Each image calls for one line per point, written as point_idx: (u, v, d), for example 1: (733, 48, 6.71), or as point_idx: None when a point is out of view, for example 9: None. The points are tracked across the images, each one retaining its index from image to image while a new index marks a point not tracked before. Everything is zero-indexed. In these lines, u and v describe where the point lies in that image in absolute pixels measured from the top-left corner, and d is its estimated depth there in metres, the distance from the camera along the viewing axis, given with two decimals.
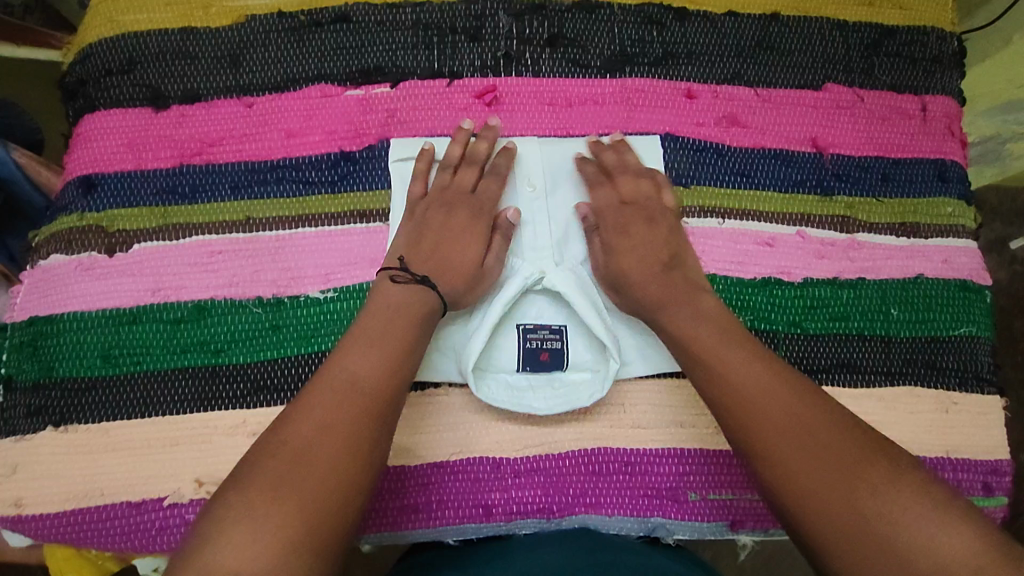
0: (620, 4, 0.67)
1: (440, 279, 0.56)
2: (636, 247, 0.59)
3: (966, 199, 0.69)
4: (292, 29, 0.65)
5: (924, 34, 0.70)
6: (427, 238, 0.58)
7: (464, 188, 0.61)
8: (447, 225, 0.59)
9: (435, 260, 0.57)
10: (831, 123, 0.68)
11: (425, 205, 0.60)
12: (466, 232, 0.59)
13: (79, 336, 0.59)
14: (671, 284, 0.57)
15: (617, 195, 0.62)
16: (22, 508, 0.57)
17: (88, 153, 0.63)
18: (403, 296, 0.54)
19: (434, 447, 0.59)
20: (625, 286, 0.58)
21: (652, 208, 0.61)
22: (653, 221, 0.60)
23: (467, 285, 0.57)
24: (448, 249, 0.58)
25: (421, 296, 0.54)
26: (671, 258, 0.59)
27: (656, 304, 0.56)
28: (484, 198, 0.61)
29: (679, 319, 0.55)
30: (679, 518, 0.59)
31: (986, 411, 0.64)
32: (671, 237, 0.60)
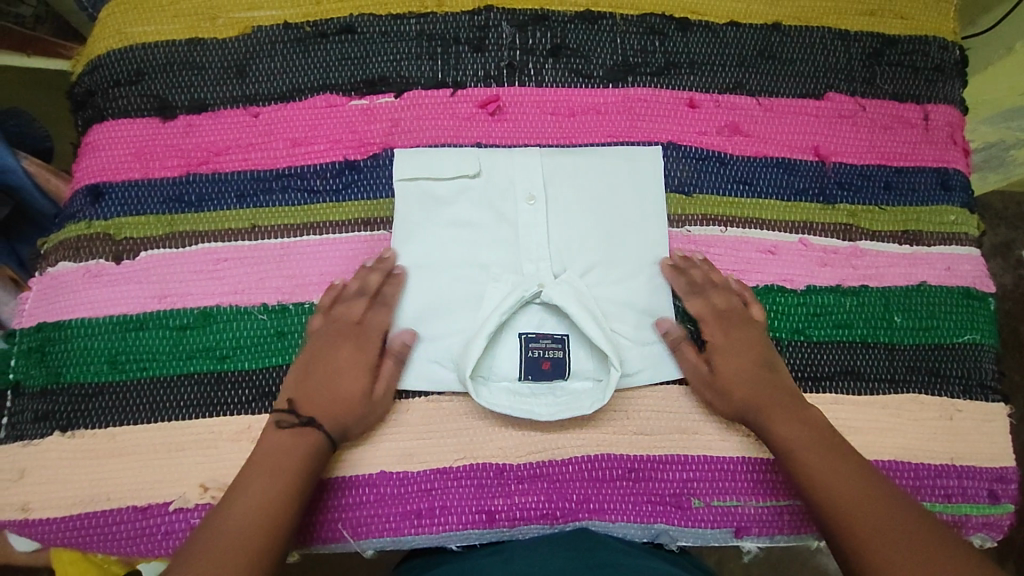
0: (623, 15, 0.68)
1: (331, 421, 0.55)
2: (732, 365, 0.59)
3: (969, 207, 0.69)
4: (297, 40, 0.66)
5: (925, 43, 0.70)
6: (314, 386, 0.56)
7: (353, 319, 0.59)
8: (340, 363, 0.57)
9: (324, 401, 0.56)
10: (833, 132, 0.68)
11: (319, 339, 0.58)
12: (353, 364, 0.57)
13: (86, 341, 0.60)
14: (766, 391, 0.58)
15: (713, 306, 0.61)
16: (29, 513, 0.57)
17: (96, 162, 0.64)
18: (289, 442, 0.53)
19: (437, 453, 0.59)
20: (721, 393, 0.59)
21: (736, 317, 0.61)
22: (738, 326, 0.60)
23: (356, 418, 0.56)
24: (334, 383, 0.56)
25: (308, 438, 0.54)
26: (768, 364, 0.59)
27: (747, 412, 0.58)
28: (373, 326, 0.59)
29: (777, 422, 0.56)
30: (683, 524, 0.59)
31: (991, 418, 0.64)
32: (756, 343, 0.60)
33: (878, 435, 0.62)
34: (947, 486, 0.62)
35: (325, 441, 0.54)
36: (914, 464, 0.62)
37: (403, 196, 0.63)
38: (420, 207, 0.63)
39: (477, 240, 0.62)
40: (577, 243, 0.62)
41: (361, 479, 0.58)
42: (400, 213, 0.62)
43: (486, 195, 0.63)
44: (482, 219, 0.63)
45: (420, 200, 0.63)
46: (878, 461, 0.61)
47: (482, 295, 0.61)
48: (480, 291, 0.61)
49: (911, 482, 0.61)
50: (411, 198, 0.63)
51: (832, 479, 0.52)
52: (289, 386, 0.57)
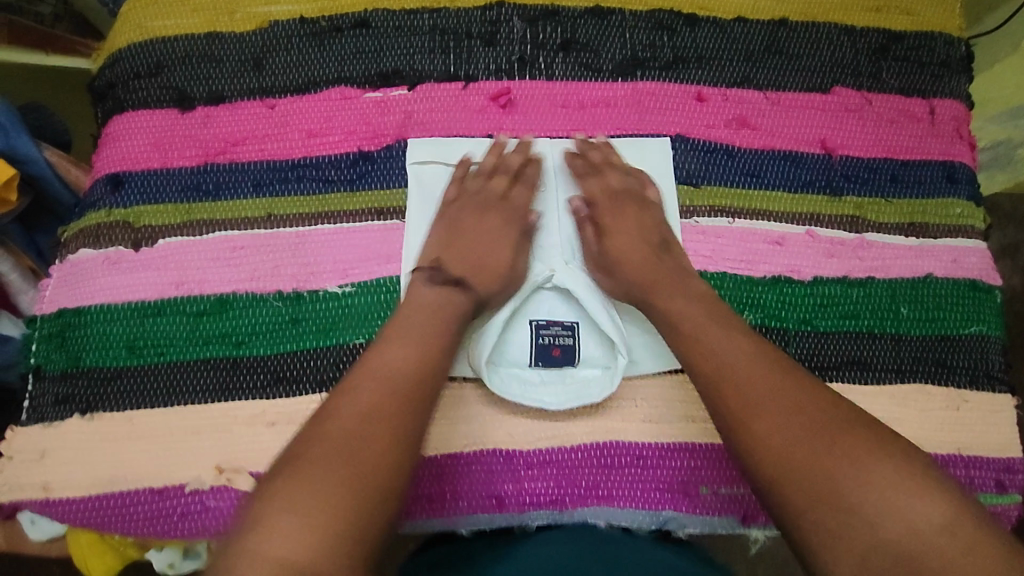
0: (632, 10, 0.69)
1: (475, 282, 0.59)
2: (620, 244, 0.62)
3: (975, 200, 0.69)
4: (312, 34, 0.67)
5: (931, 38, 0.71)
6: (461, 245, 0.62)
7: (500, 194, 0.64)
8: (479, 229, 0.62)
9: (478, 266, 0.60)
10: (839, 126, 0.69)
11: (459, 207, 0.64)
12: (503, 235, 0.62)
13: (106, 326, 0.61)
14: (649, 267, 0.60)
15: (607, 183, 0.64)
16: (49, 493, 0.59)
17: (117, 152, 0.65)
18: (434, 298, 0.57)
19: (448, 438, 0.60)
20: (614, 270, 0.61)
21: (633, 195, 0.64)
22: (633, 209, 0.64)
23: (510, 282, 0.61)
24: (486, 255, 0.61)
25: (455, 297, 0.57)
26: (662, 246, 0.62)
27: (640, 286, 0.59)
28: (518, 201, 0.64)
29: (666, 296, 0.58)
30: (690, 511, 0.60)
31: (998, 409, 0.64)
32: (648, 224, 0.63)
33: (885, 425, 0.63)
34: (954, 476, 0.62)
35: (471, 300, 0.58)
36: None
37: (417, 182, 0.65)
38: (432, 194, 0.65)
39: None
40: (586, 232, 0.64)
41: None
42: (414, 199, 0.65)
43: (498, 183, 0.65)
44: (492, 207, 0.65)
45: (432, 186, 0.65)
46: None
47: None
48: None
49: None
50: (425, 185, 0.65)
51: (817, 435, 0.47)
52: (432, 247, 0.61)
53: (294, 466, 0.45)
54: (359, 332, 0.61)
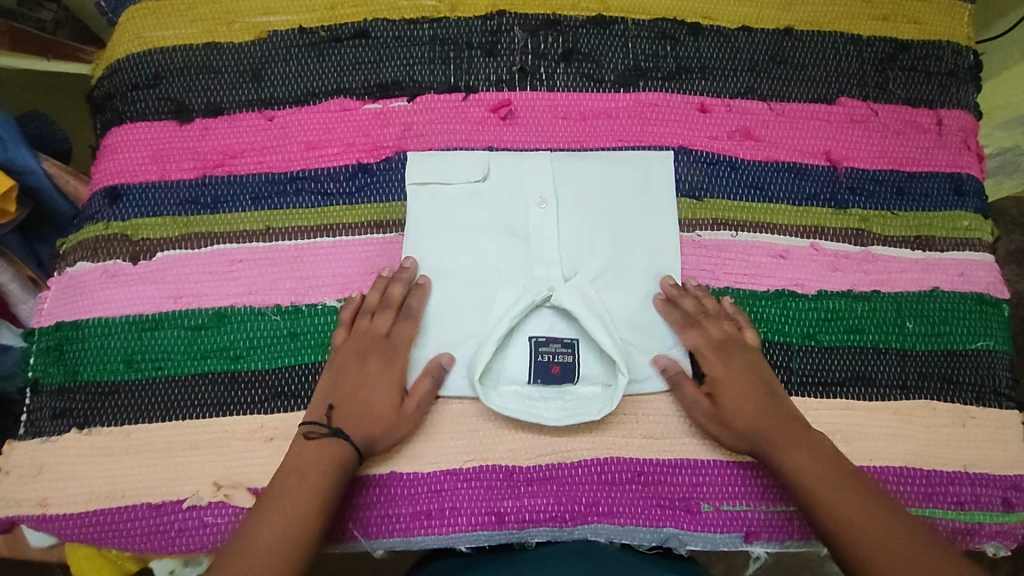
0: (634, 20, 0.68)
1: (355, 433, 0.55)
2: (733, 395, 0.58)
3: (982, 212, 0.68)
4: (312, 45, 0.67)
5: (938, 48, 0.70)
6: (343, 397, 0.57)
7: (382, 332, 0.59)
8: (362, 375, 0.58)
9: (356, 416, 0.56)
10: (845, 137, 0.68)
11: (345, 353, 0.59)
12: (382, 382, 0.58)
13: (104, 340, 0.61)
14: (774, 423, 0.56)
15: (711, 334, 0.60)
16: (46, 508, 0.58)
17: (115, 164, 0.65)
18: (320, 453, 0.54)
19: (447, 454, 0.59)
20: (729, 425, 0.58)
21: (737, 342, 0.60)
22: (738, 355, 0.60)
23: (381, 429, 0.56)
24: (367, 406, 0.57)
25: (338, 447, 0.54)
26: (772, 392, 0.58)
27: (758, 443, 0.56)
28: (398, 339, 0.60)
29: (785, 452, 0.55)
30: (692, 529, 0.59)
31: (1004, 426, 0.63)
32: (755, 369, 0.59)
33: (890, 442, 0.62)
34: (960, 494, 0.61)
35: (352, 450, 0.54)
36: (926, 471, 0.61)
37: (415, 201, 0.64)
38: (432, 210, 0.64)
39: (488, 244, 0.63)
40: (588, 249, 0.63)
41: (371, 480, 0.59)
42: (413, 216, 0.63)
43: (500, 201, 0.64)
44: (493, 224, 0.64)
45: (432, 205, 0.64)
46: (889, 468, 0.61)
47: (493, 300, 0.62)
48: (492, 295, 0.62)
49: (923, 489, 0.61)
50: (425, 203, 0.64)
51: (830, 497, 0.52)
52: (318, 400, 0.58)
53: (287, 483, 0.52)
54: None
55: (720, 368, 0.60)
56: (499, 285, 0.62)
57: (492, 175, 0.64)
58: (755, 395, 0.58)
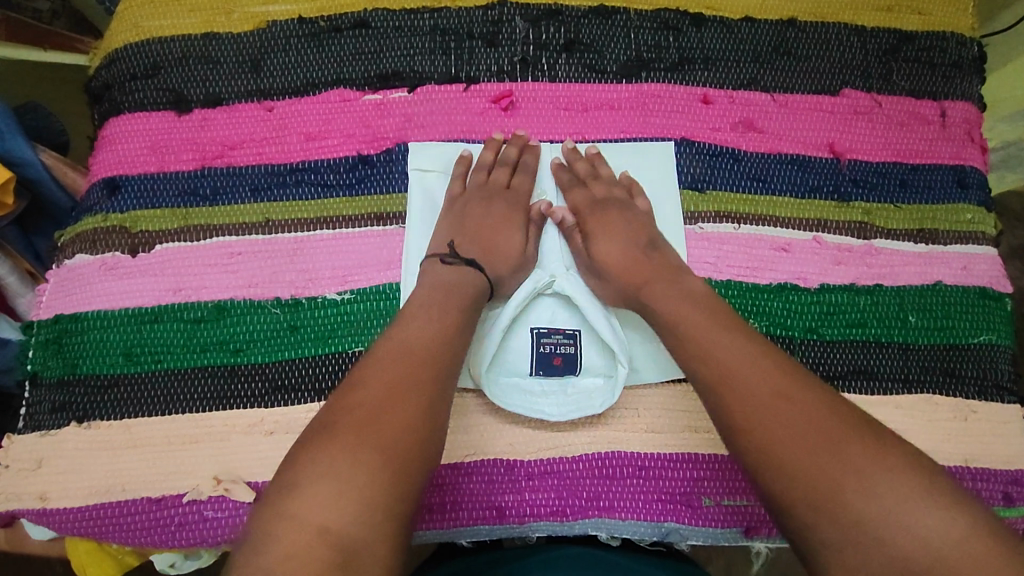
0: (637, 10, 0.68)
1: (490, 268, 0.59)
2: (608, 246, 0.60)
3: (986, 206, 0.68)
4: (312, 35, 0.66)
5: (943, 39, 0.70)
6: (470, 228, 0.61)
7: (504, 181, 0.64)
8: (488, 216, 0.62)
9: (486, 247, 0.60)
10: (848, 129, 0.68)
11: (466, 199, 0.63)
12: (509, 222, 0.62)
13: (103, 334, 0.61)
14: (647, 268, 0.58)
15: (591, 193, 0.63)
16: (46, 502, 0.58)
17: (113, 155, 0.64)
18: (456, 277, 0.57)
19: (448, 448, 0.59)
20: (602, 276, 0.60)
21: (621, 203, 0.62)
22: (619, 212, 0.62)
23: (516, 268, 0.60)
24: (495, 236, 0.61)
25: (471, 275, 0.57)
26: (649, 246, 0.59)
27: (630, 288, 0.57)
28: (522, 189, 0.64)
29: (654, 292, 0.56)
30: (693, 523, 0.59)
31: (1006, 420, 0.63)
32: (640, 226, 0.61)
33: None
34: None
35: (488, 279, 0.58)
36: None
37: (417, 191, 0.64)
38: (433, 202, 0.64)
39: None
40: None
41: None
42: (413, 207, 0.64)
43: None
44: None
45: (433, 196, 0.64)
46: None
47: None
48: None
49: None
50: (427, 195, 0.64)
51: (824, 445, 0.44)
52: (444, 233, 0.61)
53: (335, 425, 0.45)
54: (359, 340, 0.61)
55: (592, 224, 0.61)
56: None
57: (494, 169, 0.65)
58: (715, 312, 0.53)
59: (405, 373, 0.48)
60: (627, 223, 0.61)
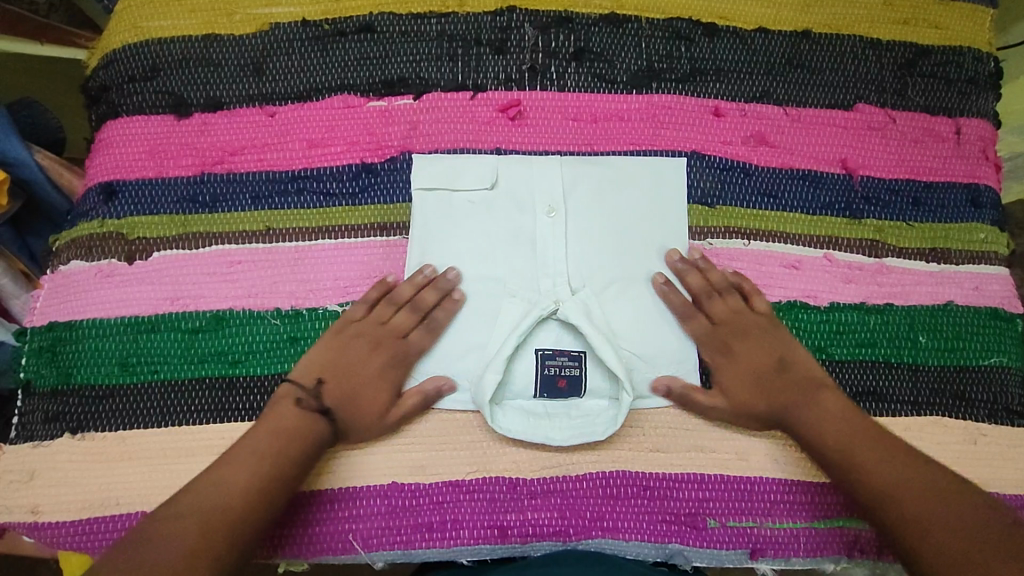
0: (649, 18, 0.66)
1: (348, 420, 0.56)
2: (741, 379, 0.59)
3: (999, 225, 0.67)
4: (315, 38, 0.64)
5: (959, 54, 0.68)
6: (336, 369, 0.57)
7: (399, 331, 0.58)
8: (363, 362, 0.57)
9: (353, 398, 0.56)
10: (861, 144, 0.66)
11: (356, 332, 0.58)
12: (382, 385, 0.57)
13: (98, 342, 0.59)
14: (788, 400, 0.57)
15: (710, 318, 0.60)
16: (38, 516, 0.57)
17: (109, 159, 0.63)
18: (297, 420, 0.54)
19: (450, 465, 0.58)
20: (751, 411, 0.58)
21: (748, 323, 0.60)
22: (747, 335, 0.59)
23: (376, 427, 0.57)
24: (361, 386, 0.57)
25: (317, 422, 0.54)
26: (778, 366, 0.58)
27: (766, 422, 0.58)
28: (414, 348, 0.59)
29: (798, 418, 0.56)
30: (697, 545, 0.58)
31: (1017, 444, 0.62)
32: (774, 343, 0.59)
33: None
34: None
35: (333, 428, 0.55)
36: None
37: (421, 207, 0.62)
38: (438, 215, 0.62)
39: (493, 253, 0.61)
40: (595, 261, 0.62)
41: (373, 491, 0.57)
42: (417, 222, 0.62)
43: (507, 207, 0.62)
44: (498, 232, 0.62)
45: (438, 210, 0.62)
46: None
47: (496, 316, 0.60)
48: (496, 309, 0.60)
49: None
50: (431, 209, 0.62)
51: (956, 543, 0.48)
52: (314, 356, 0.57)
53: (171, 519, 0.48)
54: None
55: (719, 357, 0.60)
56: (502, 300, 0.60)
57: (501, 183, 0.63)
58: (868, 435, 0.54)
59: (237, 481, 0.50)
60: (756, 345, 0.59)
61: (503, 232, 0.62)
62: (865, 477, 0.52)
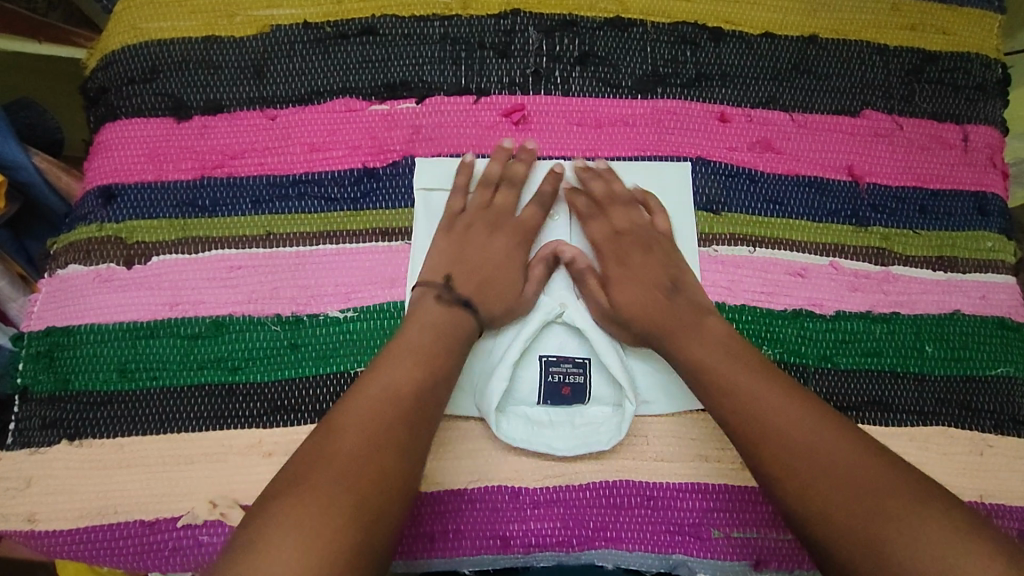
0: (654, 22, 0.66)
1: (481, 306, 0.58)
2: (631, 289, 0.59)
3: (1006, 233, 0.66)
4: (317, 40, 0.64)
5: (967, 60, 0.68)
6: (466, 259, 0.60)
7: (507, 210, 0.62)
8: (486, 248, 0.61)
9: (475, 281, 0.59)
10: (868, 151, 0.66)
11: (467, 223, 0.61)
12: (492, 239, 0.61)
13: (96, 348, 0.59)
14: (665, 316, 0.57)
15: (610, 226, 0.62)
16: (34, 524, 0.56)
17: (108, 162, 0.62)
18: (439, 314, 0.56)
19: (451, 474, 0.57)
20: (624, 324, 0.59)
21: (644, 235, 0.62)
22: (647, 249, 0.61)
23: (508, 313, 0.58)
24: (490, 275, 0.59)
25: (459, 318, 0.56)
26: (672, 285, 0.59)
27: (654, 334, 0.57)
28: (522, 226, 0.62)
29: (681, 345, 0.56)
30: (701, 556, 0.58)
31: (1023, 455, 0.62)
32: (666, 261, 0.61)
33: None
34: None
35: (475, 325, 0.57)
36: None
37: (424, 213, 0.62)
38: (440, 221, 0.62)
39: None
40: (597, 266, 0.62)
41: None
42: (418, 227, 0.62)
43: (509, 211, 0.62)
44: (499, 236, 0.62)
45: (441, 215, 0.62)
46: None
47: None
48: None
49: None
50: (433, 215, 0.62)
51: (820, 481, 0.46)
52: (434, 261, 0.59)
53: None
54: (361, 360, 0.59)
55: (614, 265, 0.61)
56: None
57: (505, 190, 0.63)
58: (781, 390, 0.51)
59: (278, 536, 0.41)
60: (683, 260, 0.61)
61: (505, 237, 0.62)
62: (794, 458, 0.48)
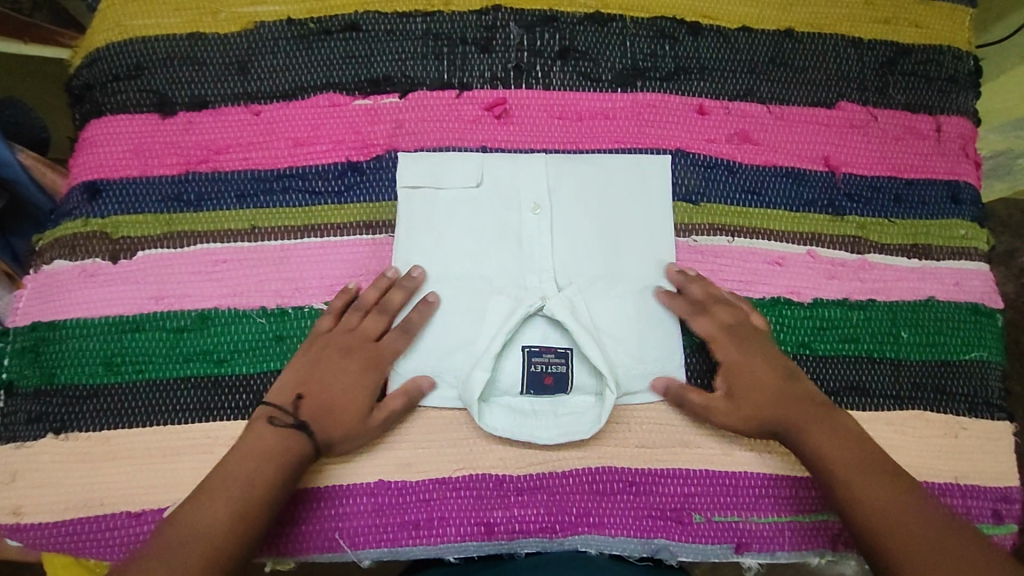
0: (633, 17, 0.67)
1: (317, 430, 0.54)
2: (749, 381, 0.57)
3: (979, 221, 0.68)
4: (301, 37, 0.64)
5: (940, 52, 0.69)
6: (313, 382, 0.55)
7: (370, 336, 0.58)
8: (338, 374, 0.56)
9: (318, 406, 0.55)
10: (844, 142, 0.67)
11: (323, 347, 0.57)
12: (358, 380, 0.56)
13: (82, 342, 0.59)
14: (796, 409, 0.55)
15: (716, 322, 0.59)
16: (20, 517, 0.57)
17: (93, 158, 0.63)
18: (275, 441, 0.52)
19: (437, 463, 0.58)
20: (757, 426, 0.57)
21: (747, 330, 0.59)
22: (750, 344, 0.58)
23: (343, 439, 0.55)
24: (335, 397, 0.55)
25: (297, 439, 0.53)
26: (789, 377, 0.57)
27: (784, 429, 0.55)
28: (388, 351, 0.58)
29: (812, 438, 0.54)
30: (682, 540, 0.58)
31: (996, 437, 0.63)
32: (775, 353, 0.58)
33: None
34: (950, 505, 0.61)
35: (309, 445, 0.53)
36: (917, 482, 0.61)
37: (406, 208, 0.62)
38: (424, 215, 0.62)
39: (479, 250, 0.61)
40: (583, 259, 0.62)
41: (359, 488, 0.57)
42: (404, 220, 0.62)
43: (492, 204, 0.62)
44: (484, 229, 0.62)
45: (424, 210, 0.62)
46: None
47: (483, 314, 0.60)
48: (483, 305, 0.60)
49: None
50: (415, 211, 0.62)
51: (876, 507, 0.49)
52: (290, 381, 0.56)
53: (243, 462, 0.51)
54: None
55: (732, 356, 0.58)
56: (489, 297, 0.60)
57: (486, 180, 0.63)
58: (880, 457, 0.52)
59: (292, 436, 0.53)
60: (774, 344, 0.59)
61: (488, 228, 0.62)
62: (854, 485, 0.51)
